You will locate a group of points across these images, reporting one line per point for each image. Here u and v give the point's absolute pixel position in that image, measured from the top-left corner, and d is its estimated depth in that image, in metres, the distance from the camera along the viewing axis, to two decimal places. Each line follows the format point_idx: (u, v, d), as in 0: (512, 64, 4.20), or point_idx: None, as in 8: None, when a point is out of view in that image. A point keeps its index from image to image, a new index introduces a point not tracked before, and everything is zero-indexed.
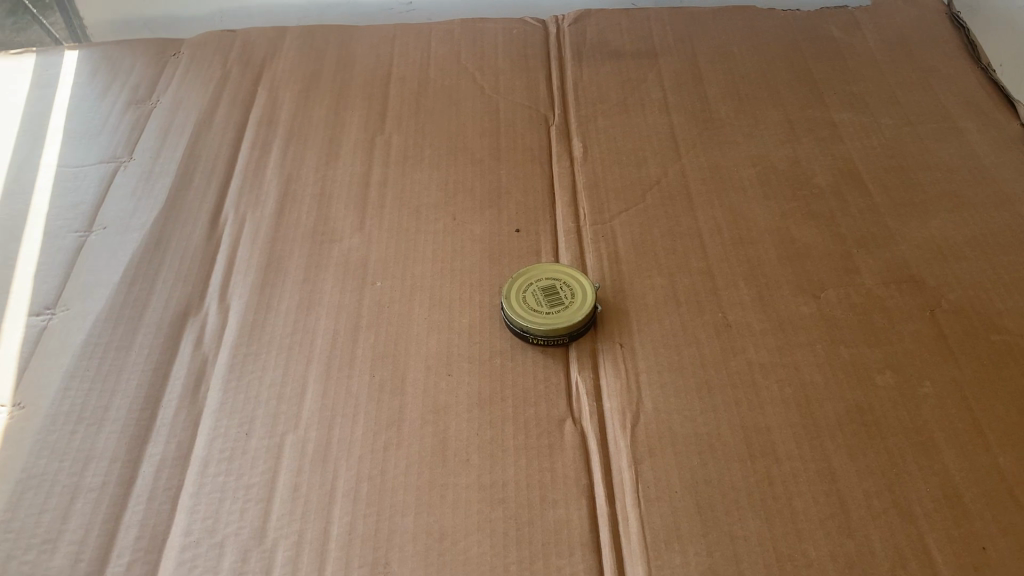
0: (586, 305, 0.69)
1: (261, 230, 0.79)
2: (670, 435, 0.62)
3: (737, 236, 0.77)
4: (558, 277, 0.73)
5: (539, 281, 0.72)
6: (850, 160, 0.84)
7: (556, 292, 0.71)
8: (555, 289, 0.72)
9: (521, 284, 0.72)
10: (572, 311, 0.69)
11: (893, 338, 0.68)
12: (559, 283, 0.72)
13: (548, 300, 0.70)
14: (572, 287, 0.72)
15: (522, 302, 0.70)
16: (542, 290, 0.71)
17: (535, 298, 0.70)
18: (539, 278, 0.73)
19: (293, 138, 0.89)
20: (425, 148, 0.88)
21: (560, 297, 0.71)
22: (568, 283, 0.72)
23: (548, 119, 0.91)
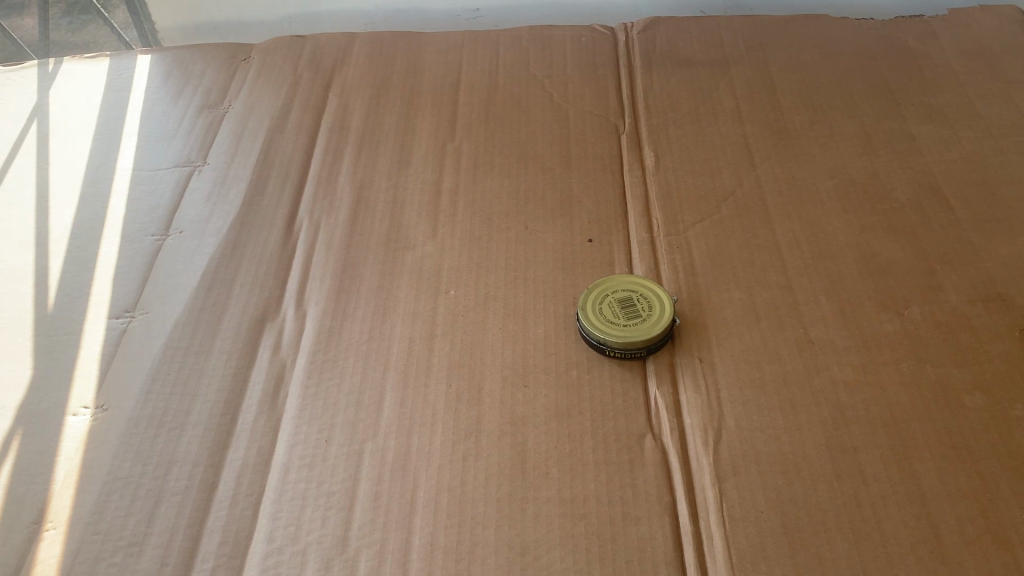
0: (664, 318, 0.68)
1: (335, 237, 0.79)
2: (754, 454, 0.61)
3: (816, 249, 0.76)
4: (634, 289, 0.72)
5: (614, 293, 0.72)
6: (930, 173, 0.82)
7: (633, 304, 0.70)
8: (631, 301, 0.71)
9: (597, 295, 0.71)
10: (650, 324, 0.68)
11: (982, 358, 0.66)
12: (636, 295, 0.71)
13: (624, 311, 0.70)
14: (649, 299, 0.71)
15: (599, 313, 0.69)
16: (618, 302, 0.70)
17: (612, 310, 0.70)
18: (615, 290, 0.72)
19: (365, 145, 0.89)
20: (495, 156, 0.87)
21: (637, 309, 0.70)
22: (645, 295, 0.71)
23: (618, 127, 0.90)
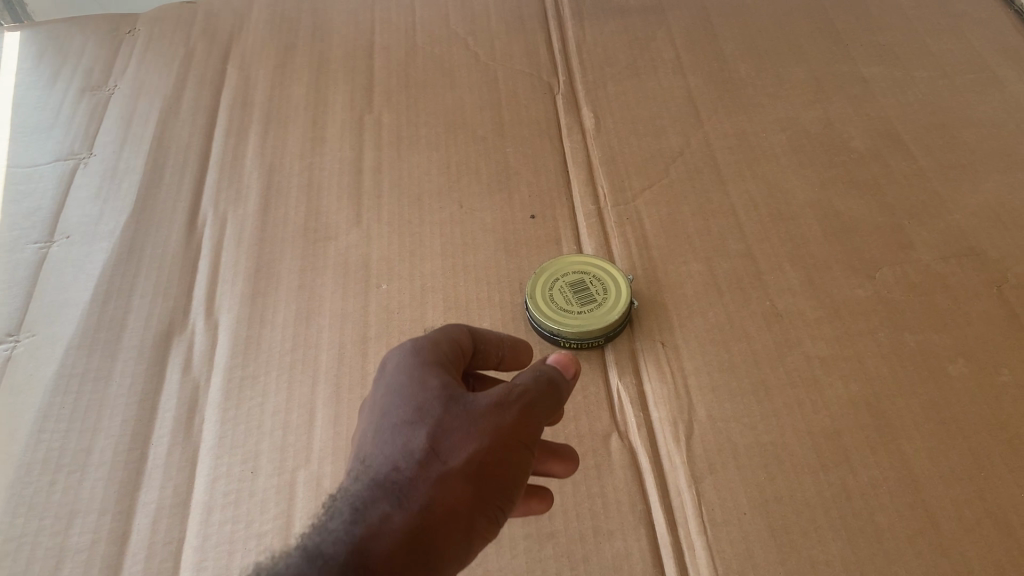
0: (621, 302, 0.62)
1: (246, 231, 0.71)
2: (730, 447, 0.56)
3: (775, 211, 0.70)
4: (586, 268, 0.65)
5: (565, 274, 0.65)
6: (886, 119, 0.77)
7: (587, 287, 0.63)
8: (584, 283, 0.64)
9: (546, 280, 0.65)
10: (606, 309, 0.62)
11: (962, 321, 0.61)
12: (589, 277, 0.65)
13: (577, 297, 0.63)
14: (604, 280, 0.64)
15: (550, 299, 0.63)
16: (570, 287, 0.64)
17: (564, 295, 0.63)
18: (565, 271, 0.65)
19: (272, 123, 0.80)
20: (420, 127, 0.79)
21: (591, 293, 0.63)
22: (599, 276, 0.64)
23: (552, 87, 0.82)
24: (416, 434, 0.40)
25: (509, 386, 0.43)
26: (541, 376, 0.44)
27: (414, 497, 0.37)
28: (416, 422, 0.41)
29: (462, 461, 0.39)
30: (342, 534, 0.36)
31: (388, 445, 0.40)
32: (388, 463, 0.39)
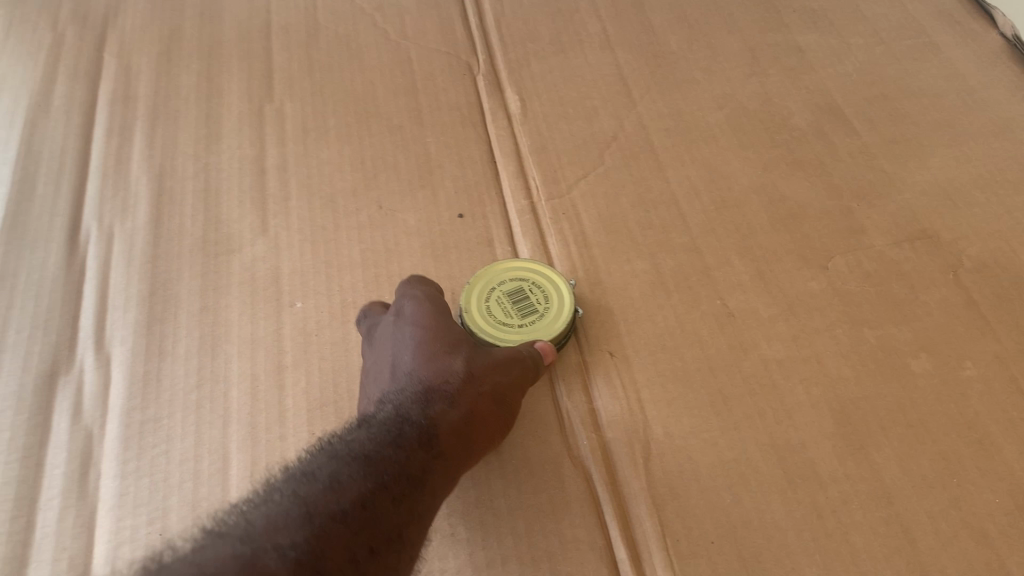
0: (560, 324, 0.57)
1: (136, 248, 0.63)
2: (692, 468, 0.52)
3: (718, 198, 0.66)
4: (526, 274, 0.60)
5: (504, 279, 0.60)
6: (826, 92, 0.73)
7: (527, 298, 0.59)
8: (523, 292, 0.59)
9: (483, 289, 0.59)
10: (548, 325, 0.57)
11: (920, 312, 0.58)
12: (528, 284, 0.59)
13: (517, 309, 0.58)
14: (546, 291, 0.59)
15: (488, 309, 0.58)
16: (509, 298, 0.59)
17: (503, 304, 0.59)
18: (504, 275, 0.60)
19: (160, 119, 0.71)
20: (329, 116, 0.72)
21: (532, 305, 0.58)
22: (539, 284, 0.59)
23: (471, 68, 0.76)
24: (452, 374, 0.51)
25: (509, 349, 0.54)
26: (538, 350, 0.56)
27: (461, 405, 0.49)
28: (452, 351, 0.53)
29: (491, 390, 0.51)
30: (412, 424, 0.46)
31: (430, 365, 0.51)
32: (433, 373, 0.51)
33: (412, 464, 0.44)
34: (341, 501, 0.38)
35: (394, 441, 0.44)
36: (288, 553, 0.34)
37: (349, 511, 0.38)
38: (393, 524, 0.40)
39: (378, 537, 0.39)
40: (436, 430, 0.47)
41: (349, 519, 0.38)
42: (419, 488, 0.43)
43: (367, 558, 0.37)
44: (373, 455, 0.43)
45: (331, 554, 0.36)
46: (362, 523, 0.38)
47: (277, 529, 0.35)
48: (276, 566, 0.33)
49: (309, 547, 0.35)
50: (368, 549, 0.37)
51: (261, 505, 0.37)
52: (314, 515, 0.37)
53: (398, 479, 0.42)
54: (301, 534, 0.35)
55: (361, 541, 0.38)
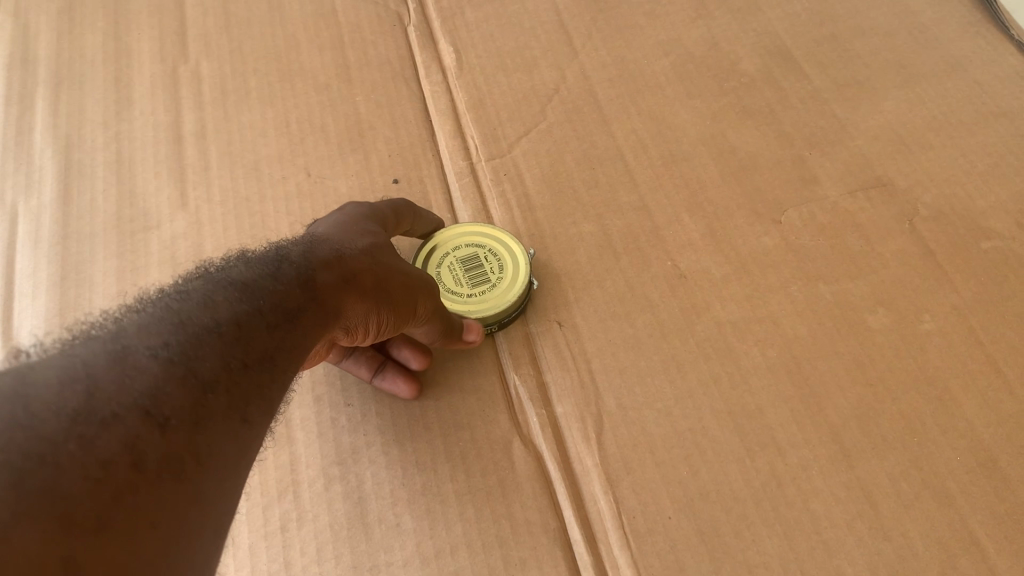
0: (513, 292, 0.54)
1: (43, 228, 0.58)
2: (646, 440, 0.50)
3: (666, 151, 0.63)
4: (486, 241, 0.57)
5: (460, 245, 0.57)
6: (774, 33, 0.70)
7: (481, 266, 0.56)
8: (479, 259, 0.56)
9: (438, 254, 0.57)
10: (500, 293, 0.54)
11: (876, 264, 0.56)
12: (484, 251, 0.57)
13: (469, 276, 0.56)
14: (502, 260, 0.56)
15: (438, 271, 0.56)
16: (464, 264, 0.56)
17: (456, 269, 0.56)
18: (465, 239, 0.58)
19: (64, 84, 0.66)
20: (250, 76, 0.67)
21: (486, 273, 0.56)
22: (494, 251, 0.57)
23: (402, 19, 0.71)
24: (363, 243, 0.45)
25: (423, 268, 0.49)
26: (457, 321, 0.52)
27: (363, 267, 0.42)
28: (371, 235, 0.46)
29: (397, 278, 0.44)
30: (311, 258, 0.39)
31: (342, 234, 0.45)
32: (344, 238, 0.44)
33: (301, 295, 0.37)
34: (218, 314, 0.31)
35: (291, 270, 0.37)
36: (159, 355, 0.28)
37: (225, 325, 0.31)
38: (273, 349, 0.33)
39: (255, 356, 0.32)
40: (334, 276, 0.40)
41: (225, 332, 0.31)
42: (305, 319, 0.36)
43: (243, 374, 0.31)
44: (257, 278, 0.35)
45: (205, 359, 0.29)
46: (239, 340, 0.31)
47: (149, 330, 0.29)
48: (146, 365, 0.27)
49: (183, 348, 0.29)
50: (246, 364, 0.31)
51: (126, 312, 0.30)
52: (187, 322, 0.30)
53: (284, 304, 0.35)
54: (175, 334, 0.29)
55: (241, 354, 0.31)
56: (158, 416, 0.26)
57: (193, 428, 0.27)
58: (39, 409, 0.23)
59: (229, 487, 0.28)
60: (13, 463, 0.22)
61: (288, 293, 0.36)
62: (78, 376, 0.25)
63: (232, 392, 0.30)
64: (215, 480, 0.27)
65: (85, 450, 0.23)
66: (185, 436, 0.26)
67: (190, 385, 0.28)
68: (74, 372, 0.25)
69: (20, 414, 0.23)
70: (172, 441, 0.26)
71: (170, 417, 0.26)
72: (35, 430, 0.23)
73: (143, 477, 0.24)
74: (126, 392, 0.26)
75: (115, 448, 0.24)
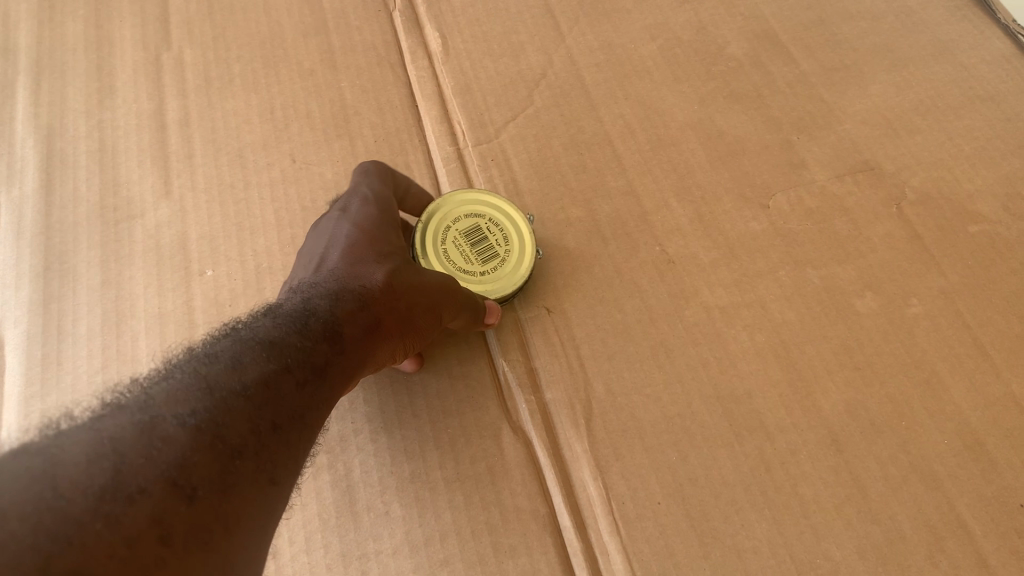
0: (523, 269, 0.54)
1: (26, 218, 0.57)
2: (636, 425, 0.50)
3: (653, 136, 0.63)
4: (486, 210, 0.56)
5: (459, 216, 0.56)
6: (761, 17, 0.70)
7: (486, 239, 0.55)
8: (481, 231, 0.56)
9: (438, 229, 0.56)
10: (510, 270, 0.55)
11: (864, 249, 0.56)
12: (485, 222, 0.56)
13: (474, 252, 0.55)
14: (505, 231, 0.56)
15: (444, 248, 0.55)
16: (467, 239, 0.55)
17: (461, 245, 0.55)
18: (463, 208, 0.56)
19: (45, 72, 0.65)
20: (233, 62, 0.66)
21: (491, 248, 0.55)
22: (496, 221, 0.56)
23: (387, 3, 0.71)
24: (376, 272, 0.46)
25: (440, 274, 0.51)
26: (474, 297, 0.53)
27: (378, 308, 0.44)
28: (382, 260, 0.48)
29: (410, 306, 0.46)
30: (329, 306, 0.41)
31: (356, 265, 0.46)
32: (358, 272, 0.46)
33: (320, 348, 0.38)
34: (244, 377, 0.33)
35: (310, 320, 0.39)
36: (187, 422, 0.29)
37: (251, 387, 0.33)
38: (297, 405, 0.35)
39: (281, 416, 0.33)
40: (348, 324, 0.41)
41: (252, 393, 0.33)
42: (323, 373, 0.38)
43: (270, 436, 0.32)
44: (280, 334, 0.37)
45: (233, 425, 0.31)
46: (265, 401, 0.33)
47: (177, 398, 0.30)
48: (174, 434, 0.28)
49: (210, 415, 0.30)
50: (272, 426, 0.33)
51: (154, 377, 0.32)
52: (213, 387, 0.31)
53: (303, 360, 0.37)
54: (200, 402, 0.30)
55: (267, 415, 0.33)
56: (185, 487, 0.27)
57: (220, 492, 0.28)
58: (68, 490, 0.24)
59: (258, 546, 0.30)
60: (38, 546, 0.23)
61: (309, 346, 0.38)
62: (105, 453, 0.26)
63: (259, 452, 0.31)
64: (243, 541, 0.29)
65: (110, 526, 0.24)
66: (212, 503, 0.28)
67: (216, 449, 0.29)
68: (104, 448, 0.26)
69: (49, 495, 0.24)
70: (199, 510, 0.27)
71: (198, 487, 0.28)
72: (62, 510, 0.24)
73: (169, 549, 0.26)
74: (153, 465, 0.27)
75: (142, 522, 0.25)
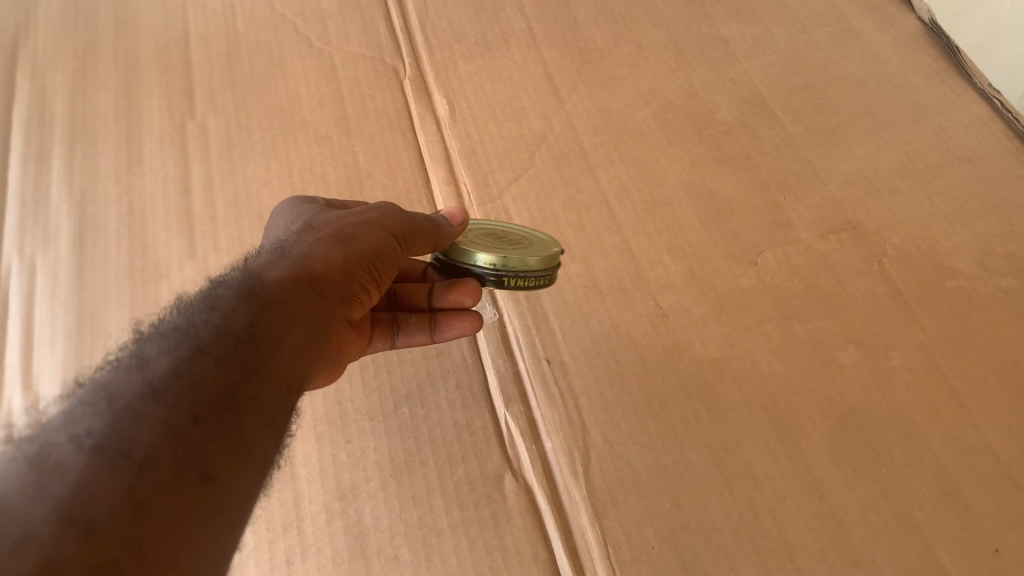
0: (553, 248, 0.57)
1: (59, 281, 0.61)
2: (631, 474, 0.53)
3: (648, 197, 0.67)
4: (500, 229, 0.60)
5: (479, 232, 0.59)
6: (750, 84, 0.74)
7: (510, 239, 0.58)
8: (502, 237, 0.59)
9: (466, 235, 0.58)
10: (542, 248, 0.57)
11: (847, 304, 0.60)
12: (504, 233, 0.59)
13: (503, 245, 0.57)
14: (524, 236, 0.59)
15: (476, 243, 0.57)
16: (494, 239, 0.58)
17: (487, 241, 0.58)
18: (481, 230, 0.60)
19: (78, 142, 0.70)
20: (254, 129, 0.70)
21: (518, 242, 0.58)
22: (513, 233, 0.60)
23: (398, 72, 0.75)
24: (296, 238, 0.48)
25: (382, 209, 0.53)
26: (425, 219, 0.54)
27: (302, 271, 0.45)
28: (311, 226, 0.50)
29: (342, 250, 0.48)
30: (248, 275, 0.42)
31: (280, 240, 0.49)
32: (288, 238, 0.49)
33: (240, 315, 0.39)
34: (149, 375, 0.33)
35: (229, 292, 0.40)
36: (84, 444, 0.29)
37: (159, 382, 0.33)
38: (221, 383, 0.35)
39: (204, 401, 0.34)
40: (272, 284, 0.42)
41: (162, 390, 0.33)
42: (256, 343, 0.38)
43: (193, 427, 0.32)
44: (193, 323, 0.37)
45: (140, 434, 0.30)
46: (180, 394, 0.33)
47: (74, 416, 0.30)
48: (69, 462, 0.28)
49: (109, 429, 0.30)
50: (194, 417, 0.33)
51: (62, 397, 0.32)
52: (116, 397, 0.31)
53: (225, 343, 0.37)
54: (98, 420, 0.30)
55: (184, 408, 0.33)
56: (81, 521, 0.26)
57: (130, 520, 0.28)
58: None
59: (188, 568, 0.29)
60: None
61: (226, 322, 0.38)
62: None
63: (175, 454, 0.31)
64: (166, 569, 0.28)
65: None
66: (122, 533, 0.27)
67: (122, 469, 0.29)
68: None
69: None
70: (101, 543, 0.26)
71: (97, 518, 0.27)
72: None
73: None
74: (41, 506, 0.26)
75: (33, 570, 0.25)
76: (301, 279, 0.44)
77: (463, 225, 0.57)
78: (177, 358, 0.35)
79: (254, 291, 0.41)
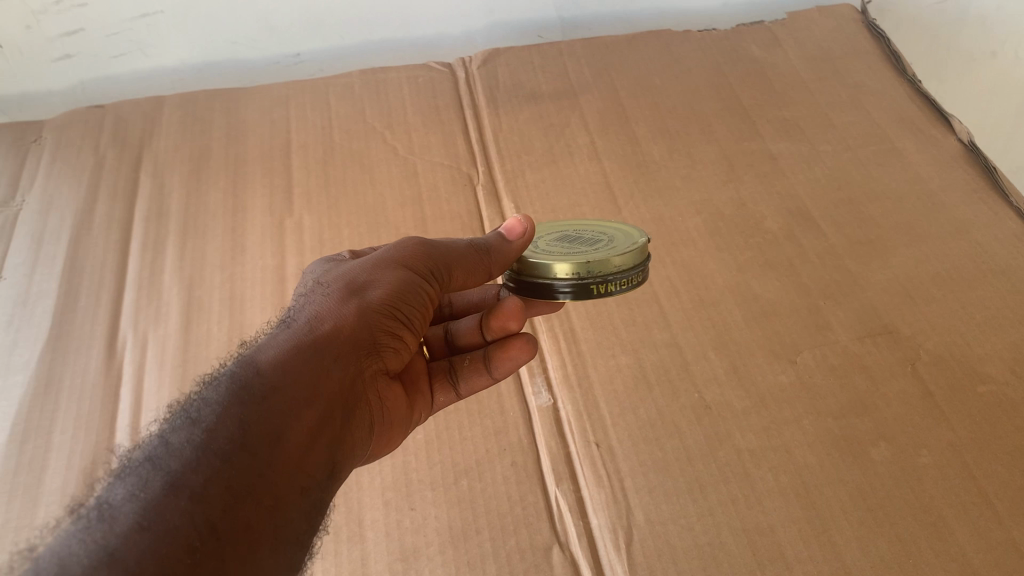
0: (632, 243, 0.61)
1: (166, 354, 0.69)
2: (670, 551, 0.56)
3: (697, 298, 0.72)
4: (570, 240, 0.64)
5: (551, 245, 0.63)
6: (796, 197, 0.80)
7: (587, 246, 0.62)
8: (577, 245, 0.62)
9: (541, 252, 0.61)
10: (623, 246, 0.60)
11: (880, 403, 0.63)
12: (577, 243, 0.63)
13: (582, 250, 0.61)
14: (598, 241, 0.63)
15: (556, 254, 0.60)
16: (570, 248, 0.61)
17: (566, 250, 0.61)
18: (551, 244, 0.63)
19: (190, 234, 0.79)
20: (343, 227, 0.79)
21: (597, 246, 0.61)
22: (584, 241, 0.63)
23: (472, 179, 0.84)
24: (302, 316, 0.52)
25: (405, 247, 0.57)
26: (466, 247, 0.59)
27: (295, 373, 0.47)
28: (322, 284, 0.55)
29: (355, 315, 0.53)
30: (235, 386, 0.44)
31: (286, 319, 0.53)
32: (302, 306, 0.54)
33: (219, 441, 0.41)
34: (110, 538, 0.34)
35: (210, 416, 0.42)
36: None
37: (120, 544, 0.34)
38: (194, 523, 0.36)
39: (173, 547, 0.35)
40: (260, 392, 0.44)
41: (121, 551, 0.33)
42: (239, 463, 0.40)
43: None
44: (168, 460, 0.39)
45: None
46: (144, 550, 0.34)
47: None
48: None
49: None
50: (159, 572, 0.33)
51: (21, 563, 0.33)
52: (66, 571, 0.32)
53: (203, 474, 0.39)
54: None
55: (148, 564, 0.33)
56: None
57: None
58: None
59: None
60: None
61: (202, 454, 0.39)
62: None
63: None
64: None
65: None
66: None
67: None
68: None
69: None
70: None
71: None
72: None
73: None
74: None
75: None
76: (293, 383, 0.46)
77: (525, 234, 0.60)
78: (146, 503, 0.36)
79: (239, 405, 0.43)
